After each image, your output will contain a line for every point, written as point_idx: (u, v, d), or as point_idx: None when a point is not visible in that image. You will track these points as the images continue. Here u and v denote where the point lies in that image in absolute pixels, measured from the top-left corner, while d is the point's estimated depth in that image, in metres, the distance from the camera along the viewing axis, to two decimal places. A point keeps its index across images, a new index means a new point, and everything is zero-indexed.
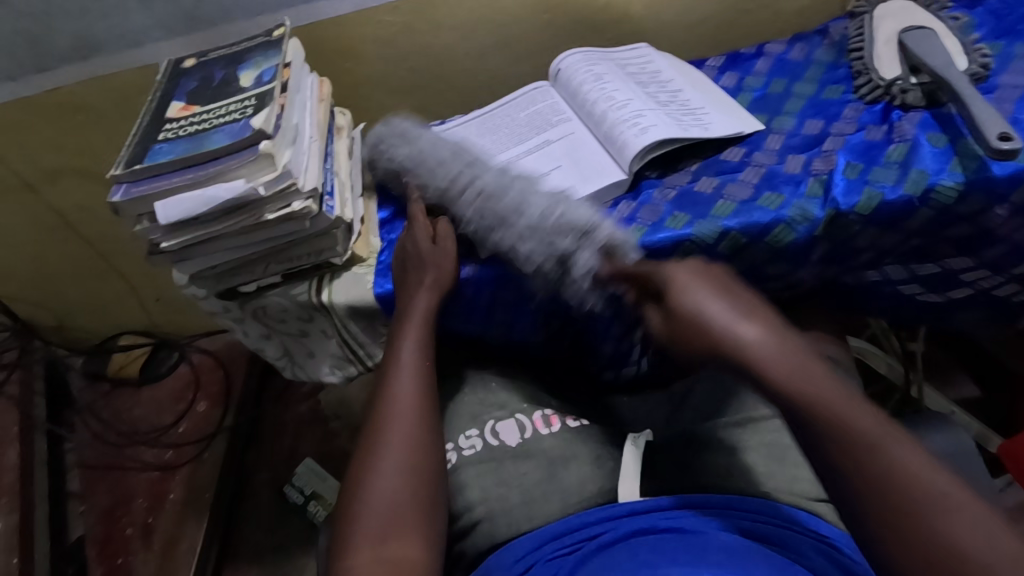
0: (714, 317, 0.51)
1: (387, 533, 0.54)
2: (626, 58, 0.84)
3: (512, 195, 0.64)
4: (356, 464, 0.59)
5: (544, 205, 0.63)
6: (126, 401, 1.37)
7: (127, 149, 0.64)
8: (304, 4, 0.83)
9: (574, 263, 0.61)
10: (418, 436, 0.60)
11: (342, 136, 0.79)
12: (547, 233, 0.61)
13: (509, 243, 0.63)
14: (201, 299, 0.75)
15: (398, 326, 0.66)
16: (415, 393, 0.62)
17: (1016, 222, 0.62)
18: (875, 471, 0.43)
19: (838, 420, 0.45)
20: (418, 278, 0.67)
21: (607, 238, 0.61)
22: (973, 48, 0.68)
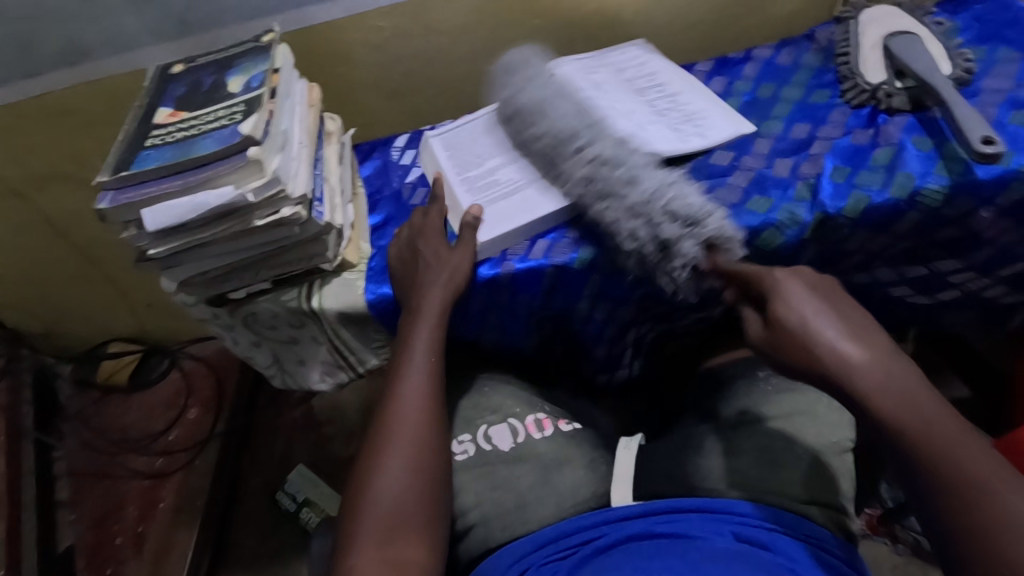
0: (814, 331, 0.52)
1: (392, 532, 0.54)
2: (622, 61, 0.84)
3: (620, 171, 0.63)
4: (362, 461, 0.58)
5: (658, 186, 0.61)
6: (117, 408, 1.36)
7: (114, 155, 0.63)
8: (294, 9, 0.83)
9: (677, 250, 0.60)
10: (426, 437, 0.59)
11: (333, 141, 0.78)
12: (654, 215, 0.60)
13: (613, 220, 0.62)
14: (191, 306, 0.74)
15: (410, 319, 0.64)
16: (423, 392, 0.61)
17: (1001, 224, 0.63)
18: (969, 504, 0.43)
19: (944, 451, 0.45)
20: (427, 273, 0.66)
21: (714, 230, 0.60)
22: (957, 52, 0.69)
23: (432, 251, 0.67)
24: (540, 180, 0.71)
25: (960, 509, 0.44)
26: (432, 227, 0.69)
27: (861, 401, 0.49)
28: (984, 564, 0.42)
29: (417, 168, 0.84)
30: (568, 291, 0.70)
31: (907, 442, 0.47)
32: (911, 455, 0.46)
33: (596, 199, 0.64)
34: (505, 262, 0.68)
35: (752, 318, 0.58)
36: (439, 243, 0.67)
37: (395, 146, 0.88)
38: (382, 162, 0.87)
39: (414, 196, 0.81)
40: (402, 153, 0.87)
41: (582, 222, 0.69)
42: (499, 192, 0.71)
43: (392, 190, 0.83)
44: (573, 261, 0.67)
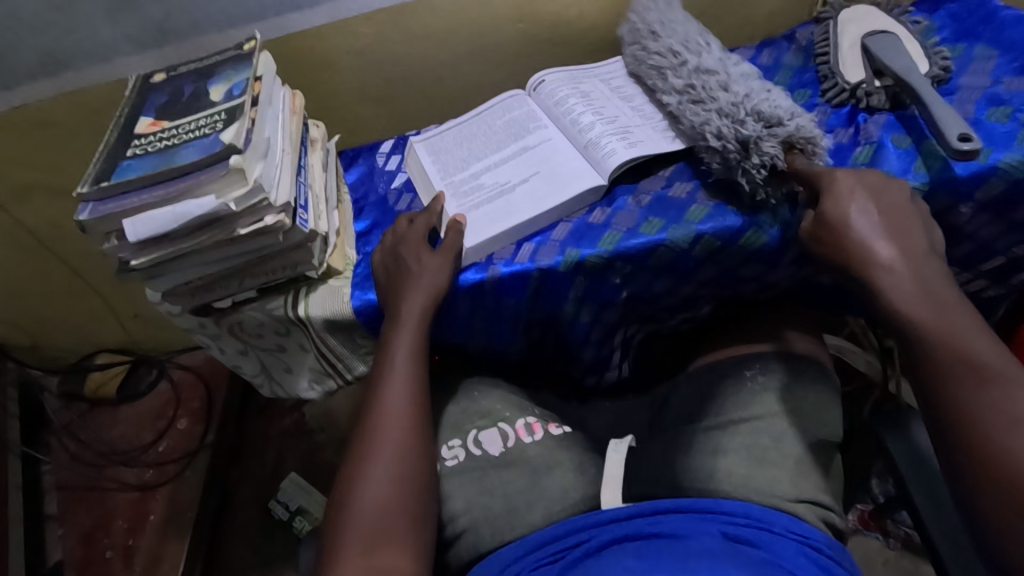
0: (855, 227, 0.56)
1: (378, 539, 0.53)
2: (608, 70, 0.84)
3: (719, 79, 0.69)
4: (346, 471, 0.58)
5: (754, 91, 0.67)
6: (106, 421, 1.35)
7: (95, 165, 0.63)
8: (276, 16, 0.83)
9: (758, 147, 0.63)
10: (409, 445, 0.59)
11: (317, 148, 0.78)
12: (744, 112, 0.64)
13: (700, 119, 0.67)
14: (176, 316, 0.74)
15: (389, 329, 0.64)
16: (405, 398, 0.61)
17: (980, 220, 0.63)
18: (956, 388, 0.48)
19: (950, 338, 0.50)
20: (404, 283, 0.65)
21: (793, 132, 0.63)
22: (934, 51, 0.69)
23: (413, 258, 0.66)
24: (526, 182, 0.71)
25: (950, 398, 0.48)
26: (416, 232, 0.69)
27: (889, 286, 0.54)
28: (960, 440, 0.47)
29: (402, 172, 0.84)
30: (555, 295, 0.70)
31: (925, 323, 0.51)
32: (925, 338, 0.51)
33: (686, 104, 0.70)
34: (491, 266, 0.68)
35: (807, 213, 0.61)
36: (421, 247, 0.67)
37: (380, 152, 0.88)
38: (367, 167, 0.87)
39: (399, 202, 0.80)
40: (387, 159, 0.87)
41: (567, 225, 0.69)
42: (484, 196, 0.71)
43: (378, 195, 0.83)
44: (559, 263, 0.67)
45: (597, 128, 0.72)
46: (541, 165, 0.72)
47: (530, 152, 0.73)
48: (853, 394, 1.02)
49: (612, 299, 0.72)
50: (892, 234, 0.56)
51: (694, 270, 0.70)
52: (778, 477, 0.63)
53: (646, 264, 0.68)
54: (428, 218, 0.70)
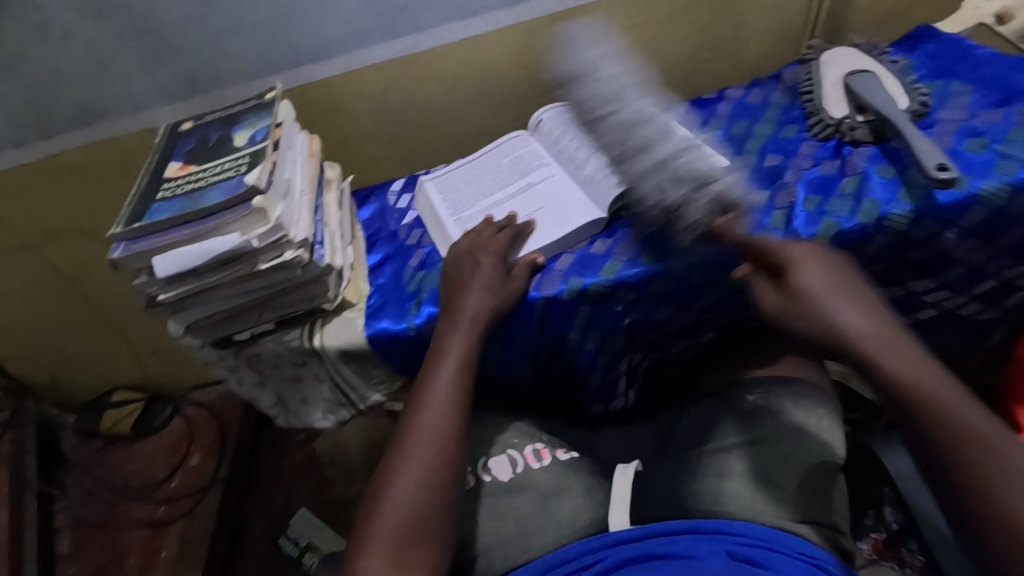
0: (816, 309, 0.56)
1: (403, 542, 0.55)
2: None
3: (638, 139, 0.67)
4: (381, 471, 0.60)
5: (677, 149, 0.65)
6: (120, 457, 1.38)
7: (129, 207, 0.68)
8: (296, 67, 0.89)
9: (685, 215, 0.63)
10: (446, 446, 0.60)
11: (332, 188, 0.83)
12: (676, 171, 0.64)
13: (642, 180, 0.66)
14: (197, 349, 0.77)
15: (448, 327, 0.67)
16: (447, 404, 0.63)
17: (966, 244, 0.66)
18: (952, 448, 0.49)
19: (942, 404, 0.51)
20: (470, 279, 0.68)
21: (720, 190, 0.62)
22: (913, 87, 0.74)
23: (469, 269, 0.69)
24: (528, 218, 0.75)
25: (965, 483, 0.48)
26: (498, 244, 0.70)
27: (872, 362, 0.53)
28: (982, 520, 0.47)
29: (413, 210, 0.88)
30: (560, 323, 0.73)
31: (906, 393, 0.52)
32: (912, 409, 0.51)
33: (620, 158, 0.69)
34: None
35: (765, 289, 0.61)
36: (474, 243, 0.71)
37: (391, 190, 0.93)
38: (380, 205, 0.91)
39: (410, 236, 0.84)
40: (398, 198, 0.91)
41: (570, 255, 0.72)
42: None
43: (389, 231, 0.87)
44: (563, 292, 0.70)
45: (593, 162, 0.76)
46: (544, 201, 0.76)
47: (532, 189, 0.78)
48: (861, 421, 1.02)
49: (615, 327, 0.74)
50: (852, 305, 0.56)
51: (694, 296, 0.72)
52: (781, 498, 0.64)
53: (648, 291, 0.71)
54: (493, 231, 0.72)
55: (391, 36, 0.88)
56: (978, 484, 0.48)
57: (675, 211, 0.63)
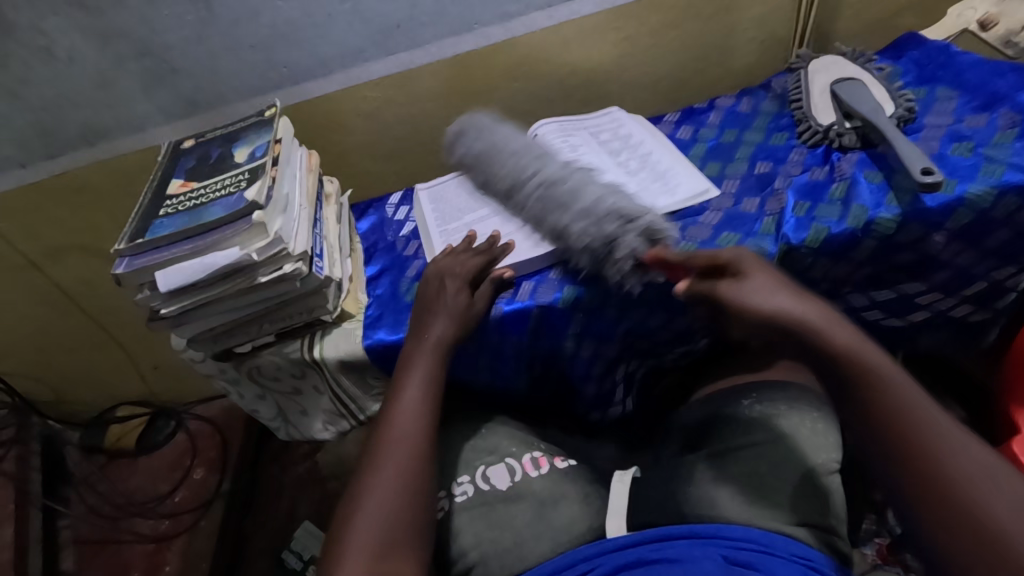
0: (761, 303, 0.56)
1: (384, 549, 0.53)
2: (599, 124, 0.90)
3: (564, 190, 0.71)
4: (350, 498, 0.58)
5: (601, 193, 0.70)
6: (123, 472, 1.40)
7: (132, 224, 0.69)
8: (294, 85, 0.91)
9: (620, 245, 0.66)
10: (415, 468, 0.59)
11: (331, 202, 0.84)
12: (600, 213, 0.68)
13: (563, 223, 0.70)
14: (198, 362, 0.78)
15: (412, 352, 0.67)
16: (418, 417, 0.63)
17: (954, 247, 0.67)
18: (908, 442, 0.48)
19: (898, 397, 0.50)
20: (433, 306, 0.69)
21: (650, 224, 0.68)
22: (898, 94, 0.75)
23: (433, 291, 0.70)
24: (514, 233, 0.76)
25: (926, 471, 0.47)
26: (467, 268, 0.70)
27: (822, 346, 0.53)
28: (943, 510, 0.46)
29: (410, 221, 0.89)
30: (555, 331, 0.74)
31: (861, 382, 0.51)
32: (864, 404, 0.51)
33: (546, 215, 0.72)
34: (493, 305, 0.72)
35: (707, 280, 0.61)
36: (444, 265, 0.71)
37: (389, 204, 0.94)
38: (378, 218, 0.92)
39: (407, 248, 0.86)
40: (396, 210, 0.92)
41: (564, 264, 0.73)
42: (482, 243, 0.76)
43: (387, 243, 0.88)
44: (557, 300, 0.71)
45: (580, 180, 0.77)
46: (529, 218, 0.77)
47: None
48: None
49: (609, 335, 0.75)
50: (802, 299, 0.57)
51: (687, 303, 0.73)
52: (778, 502, 0.64)
53: (640, 299, 0.72)
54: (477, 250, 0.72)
55: (387, 53, 0.90)
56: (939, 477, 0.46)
57: (592, 251, 0.68)
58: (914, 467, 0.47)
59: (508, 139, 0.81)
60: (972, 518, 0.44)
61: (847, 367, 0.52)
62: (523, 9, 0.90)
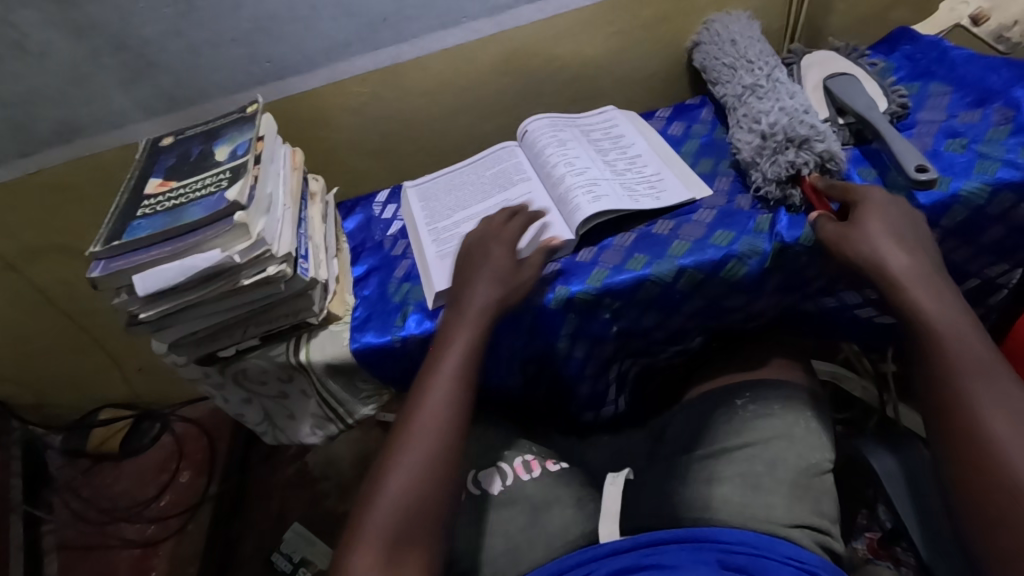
0: (872, 248, 0.59)
1: (405, 526, 0.54)
2: (593, 123, 0.89)
3: (757, 95, 0.78)
4: (378, 464, 0.59)
5: (796, 104, 0.74)
6: (108, 477, 1.37)
7: (108, 225, 0.67)
8: (278, 80, 0.88)
9: (813, 144, 0.69)
10: (444, 444, 0.58)
11: (316, 201, 0.82)
12: (803, 118, 0.71)
13: (774, 112, 0.74)
14: (182, 366, 0.76)
15: (453, 321, 0.65)
16: (452, 393, 0.61)
17: (948, 244, 0.66)
18: (973, 408, 0.52)
19: (966, 364, 0.54)
20: (478, 268, 0.66)
21: (825, 148, 0.68)
22: (892, 90, 0.74)
23: (473, 257, 0.67)
24: None
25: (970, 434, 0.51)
26: (511, 233, 0.69)
27: (913, 301, 0.57)
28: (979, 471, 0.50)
29: (398, 220, 0.87)
30: (548, 331, 0.72)
31: (938, 341, 0.55)
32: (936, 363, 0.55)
33: (749, 98, 0.78)
34: None
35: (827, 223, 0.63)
36: (496, 226, 0.70)
37: (376, 202, 0.92)
38: (365, 216, 0.90)
39: (395, 247, 0.84)
40: (383, 208, 0.90)
41: (556, 265, 0.71)
42: (459, 244, 0.75)
43: (374, 243, 0.86)
44: (550, 300, 0.69)
45: (566, 181, 0.75)
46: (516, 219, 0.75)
47: (510, 204, 0.77)
48: (852, 420, 1.02)
49: (603, 335, 0.74)
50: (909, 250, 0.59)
51: (681, 303, 0.72)
52: (773, 503, 0.63)
53: (634, 299, 0.70)
54: (523, 220, 0.70)
55: (374, 47, 0.88)
56: (981, 435, 0.50)
57: (772, 153, 0.70)
58: (966, 425, 0.52)
59: (748, 48, 0.85)
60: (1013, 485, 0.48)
61: (928, 325, 0.56)
62: (514, 3, 0.88)
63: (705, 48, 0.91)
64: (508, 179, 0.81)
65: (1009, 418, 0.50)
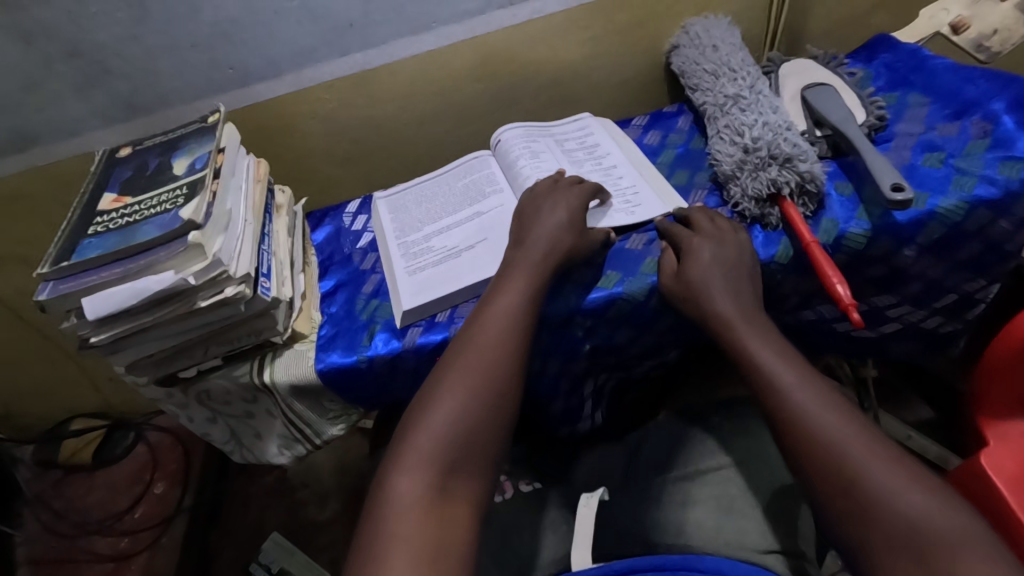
0: (705, 284, 0.60)
1: (454, 451, 0.52)
2: (568, 132, 0.86)
3: (739, 107, 0.75)
4: (426, 390, 0.57)
5: (779, 119, 0.71)
6: (80, 488, 1.34)
7: (57, 244, 0.64)
8: (242, 87, 0.85)
9: (796, 162, 0.65)
10: (499, 374, 0.57)
11: (282, 214, 0.79)
12: (787, 134, 0.69)
13: (758, 125, 0.71)
14: (142, 386, 0.72)
15: (508, 266, 0.64)
16: (510, 324, 0.60)
17: (924, 261, 0.65)
18: (802, 425, 0.49)
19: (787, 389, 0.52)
20: (551, 213, 0.66)
21: (807, 167, 0.65)
22: (869, 101, 0.73)
23: (536, 209, 0.68)
24: (471, 248, 0.72)
25: (809, 452, 0.48)
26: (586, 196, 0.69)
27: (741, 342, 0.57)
28: (832, 487, 0.46)
29: (368, 232, 0.85)
30: None
31: (773, 390, 0.52)
32: (773, 408, 0.52)
33: (732, 110, 0.75)
34: (453, 325, 0.69)
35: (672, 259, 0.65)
36: (575, 189, 0.69)
37: (346, 212, 0.89)
38: (334, 227, 0.88)
39: (364, 261, 0.81)
40: (353, 219, 0.88)
41: None
42: (428, 260, 0.73)
43: (343, 256, 0.84)
44: None
45: None
46: (486, 233, 0.74)
47: (481, 218, 0.75)
48: None
49: (576, 352, 0.72)
50: (734, 296, 0.60)
51: (654, 321, 0.70)
52: (746, 528, 0.62)
53: (606, 317, 0.68)
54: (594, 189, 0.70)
55: (341, 53, 0.85)
56: (844, 465, 0.46)
57: (753, 168, 0.67)
58: (805, 439, 0.49)
59: (730, 55, 0.82)
60: (864, 491, 0.44)
61: (761, 375, 0.54)
62: (485, 7, 0.85)
63: (683, 53, 0.88)
64: (479, 190, 0.79)
65: (856, 436, 0.47)
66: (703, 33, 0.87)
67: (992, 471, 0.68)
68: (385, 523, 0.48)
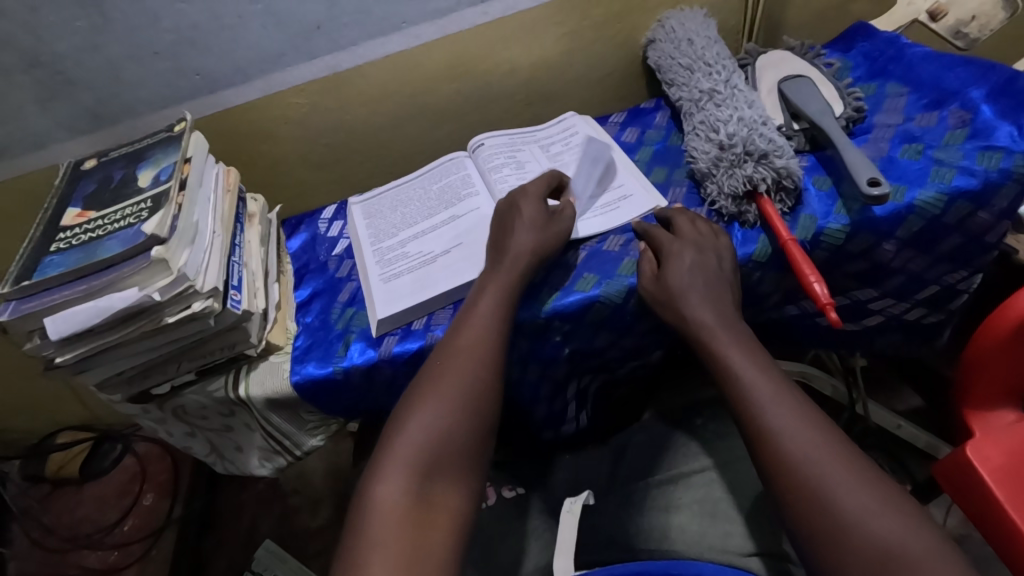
0: (685, 290, 0.59)
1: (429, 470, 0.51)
2: (551, 135, 0.86)
3: (715, 102, 0.74)
4: (404, 405, 0.55)
5: (755, 114, 0.70)
6: (68, 503, 1.32)
7: (18, 262, 0.62)
8: (209, 94, 0.83)
9: (772, 158, 0.64)
10: (476, 388, 0.55)
11: (254, 223, 0.78)
12: (762, 129, 0.68)
13: (734, 121, 0.70)
14: (115, 404, 0.70)
15: (488, 272, 0.63)
16: (486, 336, 0.58)
17: (904, 255, 0.64)
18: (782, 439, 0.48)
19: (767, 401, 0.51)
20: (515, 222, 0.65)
21: (782, 163, 0.64)
22: (847, 92, 0.72)
23: (509, 209, 0.67)
24: (447, 253, 0.71)
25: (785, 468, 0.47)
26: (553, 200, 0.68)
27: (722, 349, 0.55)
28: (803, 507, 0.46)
29: (344, 239, 0.84)
30: None
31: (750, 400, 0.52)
32: (748, 423, 0.51)
33: (708, 106, 0.74)
34: (429, 332, 0.68)
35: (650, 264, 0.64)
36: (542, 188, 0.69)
37: (322, 218, 0.88)
38: (310, 234, 0.87)
39: (340, 268, 0.80)
40: (329, 225, 0.86)
41: None
42: (403, 266, 0.72)
43: (319, 263, 0.82)
44: None
45: None
46: (463, 236, 0.72)
47: (457, 221, 0.74)
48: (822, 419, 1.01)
49: (555, 357, 0.71)
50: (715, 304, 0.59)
51: (634, 323, 0.70)
52: (731, 531, 0.60)
53: (584, 321, 0.67)
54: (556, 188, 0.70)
55: (309, 57, 0.83)
56: (824, 484, 0.45)
57: (728, 165, 0.66)
58: (782, 453, 0.48)
59: (705, 48, 0.81)
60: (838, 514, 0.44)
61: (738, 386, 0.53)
62: (456, 5, 0.83)
63: (660, 47, 0.87)
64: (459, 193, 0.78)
65: (833, 458, 0.47)
66: (679, 26, 0.86)
67: (978, 463, 0.67)
68: (365, 531, 0.47)
